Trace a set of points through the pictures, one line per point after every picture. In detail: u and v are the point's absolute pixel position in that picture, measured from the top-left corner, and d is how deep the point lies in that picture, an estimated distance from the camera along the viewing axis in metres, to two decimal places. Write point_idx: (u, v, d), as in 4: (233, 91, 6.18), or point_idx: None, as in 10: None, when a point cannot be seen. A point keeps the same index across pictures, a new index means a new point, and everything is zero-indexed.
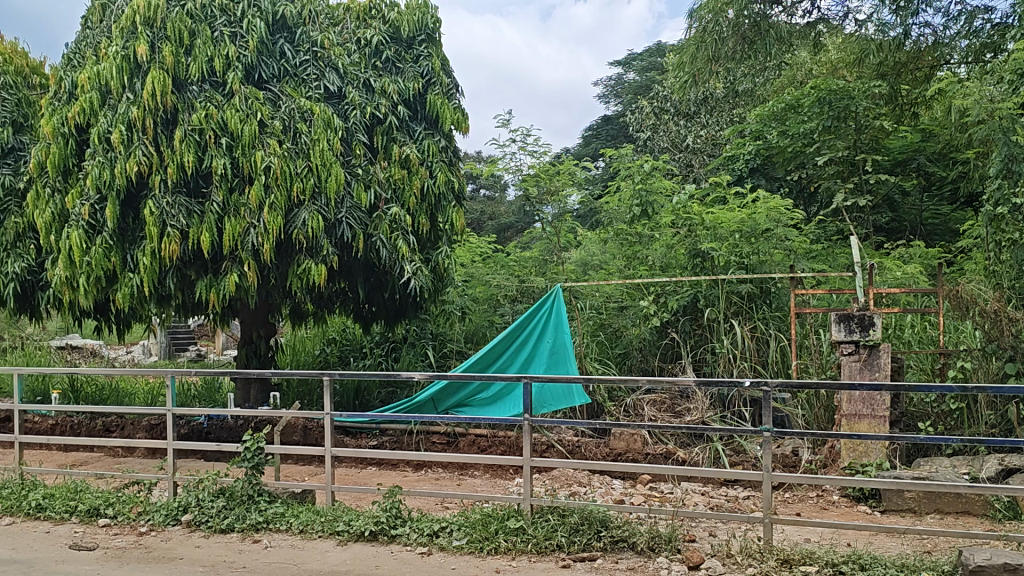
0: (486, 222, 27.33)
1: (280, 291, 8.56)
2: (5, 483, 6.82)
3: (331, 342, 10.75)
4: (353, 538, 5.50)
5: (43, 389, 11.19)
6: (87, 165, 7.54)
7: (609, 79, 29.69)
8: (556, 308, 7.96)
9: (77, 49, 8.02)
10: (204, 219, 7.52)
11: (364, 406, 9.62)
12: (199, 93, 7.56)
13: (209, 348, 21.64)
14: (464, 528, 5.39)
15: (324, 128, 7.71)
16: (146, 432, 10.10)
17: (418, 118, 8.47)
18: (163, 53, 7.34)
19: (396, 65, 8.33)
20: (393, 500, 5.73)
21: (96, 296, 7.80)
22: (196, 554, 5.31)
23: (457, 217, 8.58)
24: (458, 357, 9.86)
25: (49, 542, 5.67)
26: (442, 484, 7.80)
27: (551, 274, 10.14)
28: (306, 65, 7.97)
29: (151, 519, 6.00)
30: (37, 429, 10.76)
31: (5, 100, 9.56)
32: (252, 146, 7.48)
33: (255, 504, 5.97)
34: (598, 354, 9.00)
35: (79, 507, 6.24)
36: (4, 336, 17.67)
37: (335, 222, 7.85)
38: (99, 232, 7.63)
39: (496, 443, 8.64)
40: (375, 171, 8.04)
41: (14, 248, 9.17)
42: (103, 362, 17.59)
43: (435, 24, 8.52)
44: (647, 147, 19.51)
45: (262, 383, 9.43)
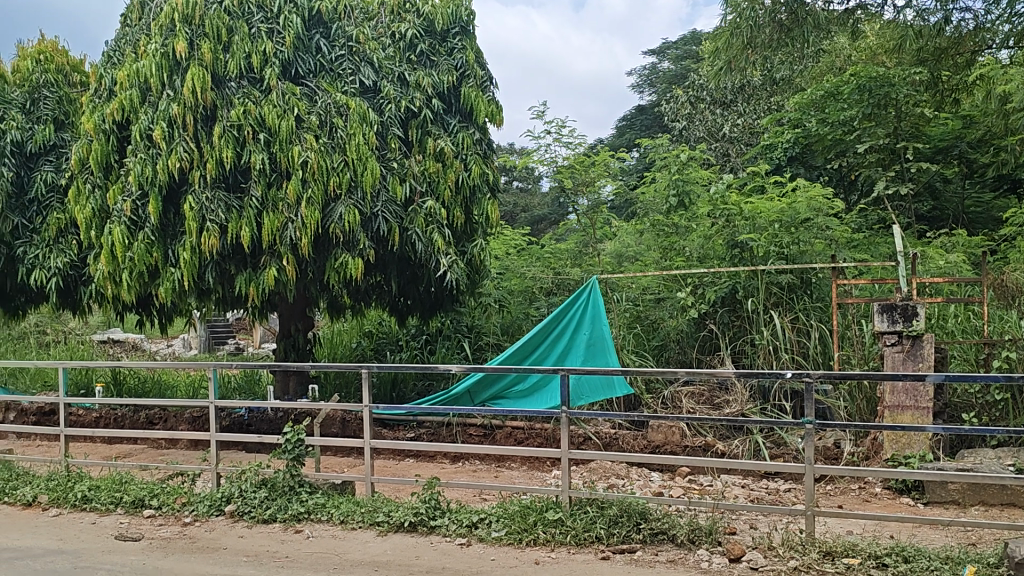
0: (520, 215, 27.35)
1: (317, 284, 8.63)
2: (53, 475, 6.96)
3: (367, 335, 10.82)
4: (393, 529, 5.54)
5: (87, 382, 11.41)
6: (128, 162, 7.67)
7: (644, 68, 29.52)
8: (592, 300, 7.94)
9: (116, 47, 8.15)
10: (244, 213, 7.59)
11: (401, 398, 9.68)
12: (238, 89, 7.63)
13: (247, 342, 21.91)
14: (503, 520, 5.39)
15: (360, 122, 7.75)
16: (188, 424, 10.26)
17: (452, 111, 8.45)
18: (202, 50, 7.44)
19: (431, 58, 8.31)
20: (432, 492, 5.76)
21: (138, 291, 7.93)
22: (240, 544, 5.38)
23: (493, 210, 8.56)
24: (494, 349, 9.87)
25: (96, 532, 5.78)
26: (480, 476, 7.84)
27: (587, 265, 10.10)
28: (341, 61, 8.01)
29: (195, 510, 6.10)
30: (82, 422, 10.99)
31: (47, 98, 9.74)
32: (289, 141, 7.56)
33: (297, 495, 6.04)
34: (635, 347, 8.95)
35: (124, 499, 6.34)
36: (49, 330, 18.06)
37: (371, 216, 7.89)
38: (141, 227, 7.76)
39: (533, 435, 8.66)
40: (411, 164, 8.06)
41: (58, 243, 9.37)
42: (145, 355, 17.90)
43: (469, 16, 8.50)
44: (682, 137, 19.40)
45: (301, 376, 9.53)
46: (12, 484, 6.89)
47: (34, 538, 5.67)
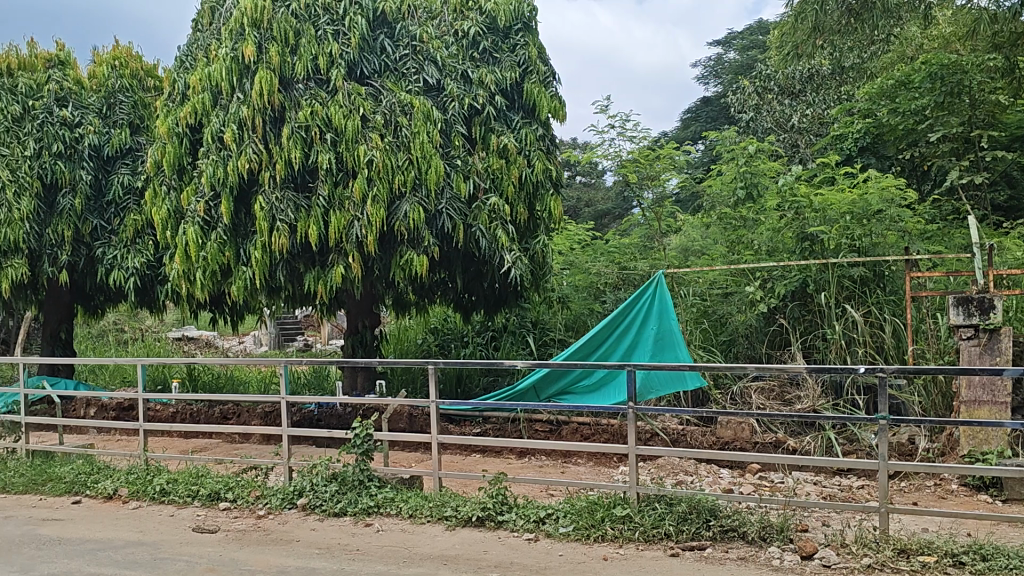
0: (583, 210, 27.24)
1: (384, 281, 8.74)
2: (133, 469, 7.17)
3: (433, 331, 10.93)
4: (461, 524, 5.59)
5: (164, 378, 11.76)
6: (201, 163, 7.88)
7: (710, 59, 29.14)
8: (659, 295, 7.87)
9: (188, 51, 8.37)
10: (312, 212, 7.74)
11: (467, 394, 9.75)
12: (305, 91, 7.76)
13: (316, 338, 22.26)
14: (571, 515, 5.40)
15: (424, 120, 7.78)
16: (261, 419, 10.51)
17: (516, 107, 8.46)
18: (270, 53, 7.60)
19: (494, 56, 8.34)
20: (499, 487, 5.80)
21: (211, 289, 8.14)
22: (312, 537, 5.49)
23: (555, 205, 8.52)
24: (559, 345, 9.87)
25: (174, 525, 5.96)
26: (547, 472, 7.85)
27: (652, 259, 10.03)
28: (405, 60, 8.07)
29: (268, 503, 6.24)
30: (160, 417, 11.33)
31: (123, 103, 10.07)
32: (355, 141, 7.66)
33: (366, 489, 6.13)
34: (702, 342, 8.93)
35: (201, 492, 6.52)
36: (126, 329, 18.64)
37: (436, 214, 7.95)
38: (214, 228, 7.97)
39: (599, 431, 8.64)
40: (474, 161, 8.09)
41: (135, 244, 9.68)
42: (219, 352, 18.35)
43: (531, 12, 8.48)
44: (749, 128, 19.10)
45: (369, 372, 9.67)
46: (93, 478, 7.12)
47: (116, 530, 5.87)
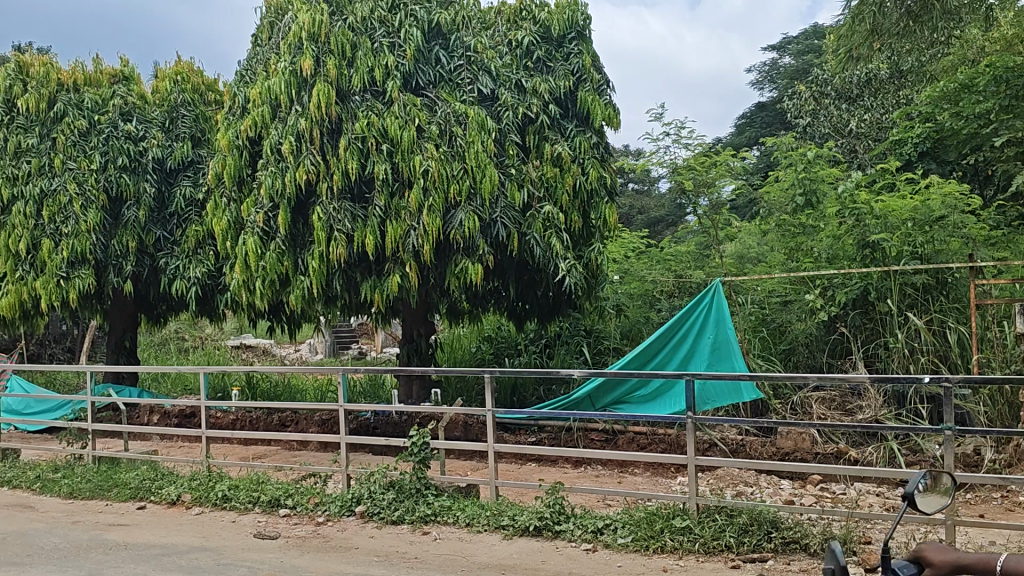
0: (635, 217, 27.08)
1: (439, 288, 8.83)
2: (195, 475, 7.31)
3: (487, 339, 10.96)
4: (519, 533, 5.60)
5: (224, 386, 12.00)
6: (261, 175, 8.03)
7: (764, 64, 28.84)
8: (716, 303, 7.79)
9: (248, 66, 8.54)
10: (368, 222, 7.83)
11: (522, 402, 9.76)
12: (362, 103, 7.88)
13: (370, 346, 22.47)
14: (629, 526, 5.37)
15: (478, 130, 7.79)
16: (318, 426, 10.65)
17: (570, 115, 8.43)
18: (327, 66, 7.73)
19: (547, 65, 8.34)
20: (556, 497, 5.77)
21: (271, 298, 8.29)
22: (371, 545, 5.54)
23: (611, 213, 8.45)
24: (615, 354, 9.83)
25: (236, 531, 6.06)
26: (603, 481, 7.84)
27: (709, 268, 9.95)
28: (460, 70, 8.11)
29: (328, 510, 6.31)
30: (220, 425, 11.55)
31: (185, 117, 10.28)
32: (411, 151, 7.73)
33: (423, 498, 6.18)
34: (761, 351, 8.86)
35: (261, 498, 6.63)
36: (187, 337, 19.04)
37: (490, 223, 7.96)
38: (273, 238, 8.12)
39: (656, 441, 8.58)
40: (529, 170, 8.11)
41: (197, 254, 9.89)
42: (276, 360, 18.63)
43: (586, 20, 8.43)
44: (805, 134, 18.84)
45: (423, 380, 9.77)
46: (157, 484, 7.28)
47: (180, 536, 5.99)
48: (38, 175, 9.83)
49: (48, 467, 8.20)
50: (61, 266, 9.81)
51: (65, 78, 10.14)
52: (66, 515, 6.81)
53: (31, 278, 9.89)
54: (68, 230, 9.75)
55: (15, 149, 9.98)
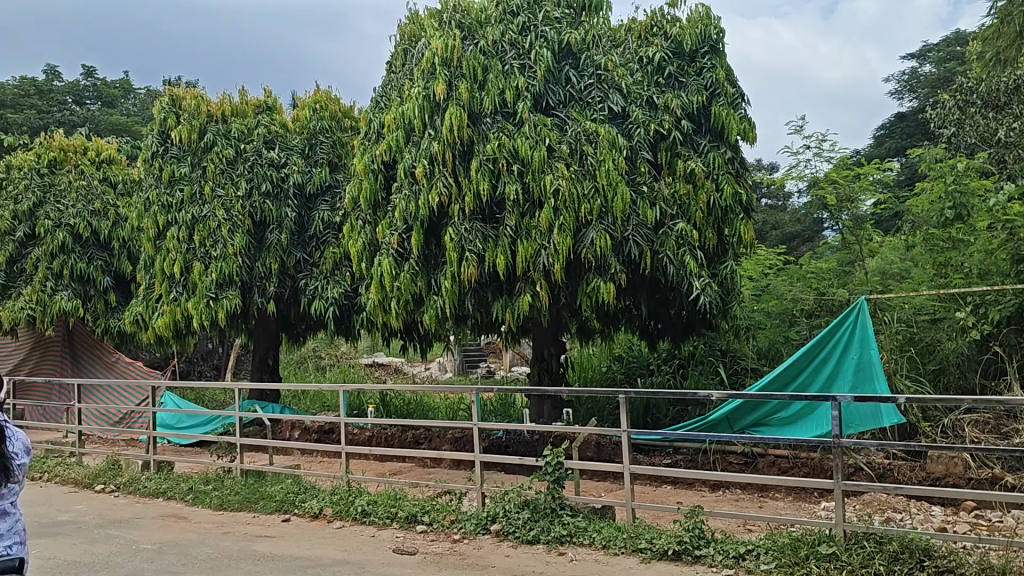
0: (769, 232, 26.40)
1: (570, 308, 8.78)
2: (336, 490, 7.51)
3: (617, 359, 10.88)
4: (657, 557, 5.50)
5: (361, 403, 12.42)
6: (395, 198, 8.28)
7: (903, 73, 27.67)
8: (861, 323, 7.54)
9: (383, 92, 8.81)
10: (499, 243, 7.90)
11: (656, 423, 9.64)
12: (493, 124, 8.00)
13: (499, 365, 22.64)
14: (773, 552, 5.19)
15: (609, 148, 7.75)
16: (451, 444, 10.85)
17: (703, 131, 8.29)
18: (459, 89, 7.89)
19: (680, 80, 8.25)
20: (695, 520, 5.66)
21: (405, 318, 8.48)
22: (507, 563, 5.56)
23: (746, 230, 8.24)
24: (753, 374, 9.62)
25: (376, 545, 6.19)
26: (743, 506, 7.71)
27: (850, 285, 9.62)
28: (590, 89, 8.10)
29: (463, 527, 6.37)
30: (357, 441, 11.92)
31: (323, 143, 10.70)
32: (541, 171, 7.74)
33: (559, 517, 6.15)
34: (909, 371, 8.46)
35: (399, 514, 6.76)
36: (325, 356, 19.74)
37: (622, 241, 7.91)
38: (407, 259, 8.31)
39: (798, 465, 8.42)
40: (661, 187, 8.01)
41: (335, 275, 10.27)
42: (409, 379, 19.06)
43: (719, 35, 8.31)
44: (951, 144, 17.95)
45: (555, 400, 9.76)
46: (301, 497, 7.53)
47: (322, 548, 6.17)
48: (190, 202, 10.38)
49: (199, 479, 8.59)
50: (211, 287, 10.25)
51: (214, 110, 10.66)
52: (216, 526, 7.13)
53: (183, 299, 10.35)
54: (217, 254, 10.25)
55: (170, 178, 10.55)
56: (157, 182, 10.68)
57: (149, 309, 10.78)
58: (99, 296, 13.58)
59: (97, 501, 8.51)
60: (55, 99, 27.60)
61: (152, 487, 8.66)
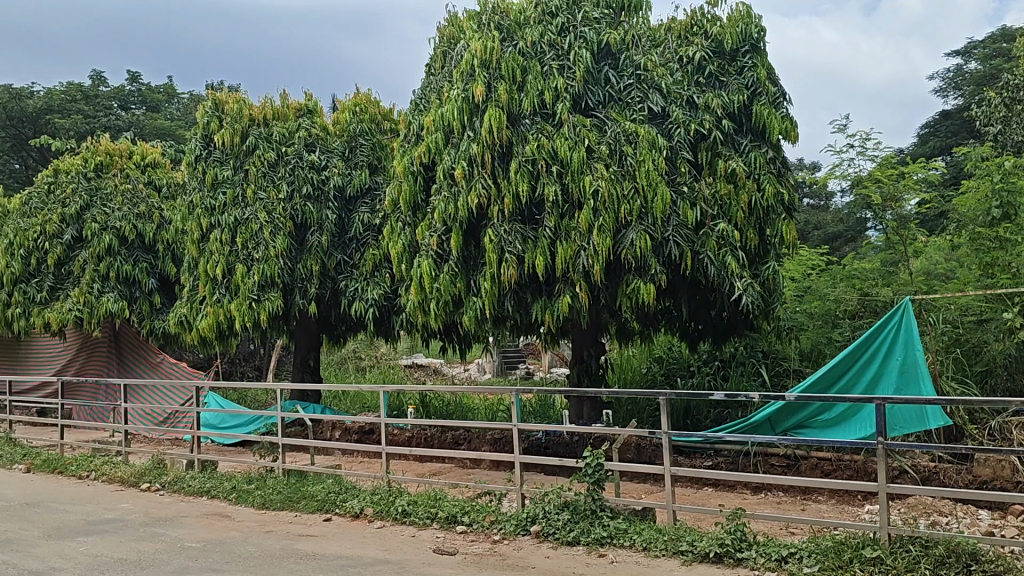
0: (811, 232, 26.09)
1: (609, 309, 8.75)
2: (377, 490, 7.56)
3: (658, 360, 10.83)
4: (698, 560, 5.46)
5: (401, 403, 12.51)
6: (434, 200, 8.31)
7: (948, 71, 27.21)
8: (905, 323, 7.37)
9: (422, 95, 8.88)
10: (538, 244, 7.89)
11: (697, 425, 9.59)
12: (532, 125, 8.00)
13: (538, 366, 22.61)
14: (816, 555, 5.13)
15: (649, 148, 7.71)
16: (490, 445, 10.89)
17: (744, 130, 8.22)
18: (498, 91, 7.92)
19: (720, 79, 8.19)
20: (737, 523, 5.60)
21: (445, 319, 8.51)
22: (547, 564, 5.56)
23: (788, 230, 8.13)
24: (795, 376, 9.52)
25: (416, 545, 6.22)
26: (785, 509, 7.63)
27: (894, 285, 9.48)
28: (630, 89, 8.06)
29: (503, 528, 6.38)
30: (397, 441, 12.01)
31: (363, 146, 10.78)
32: (581, 172, 7.71)
33: (599, 519, 6.13)
34: (955, 372, 8.33)
35: (438, 514, 6.79)
36: (365, 356, 19.89)
37: (663, 241, 7.86)
38: (446, 260, 8.34)
39: (841, 467, 8.33)
40: (701, 188, 7.93)
41: (374, 276, 10.34)
42: (448, 380, 19.13)
43: (760, 33, 8.25)
44: (997, 142, 17.61)
45: (595, 401, 9.73)
46: (342, 497, 7.58)
47: (363, 548, 6.21)
48: (233, 205, 10.55)
49: (242, 478, 8.69)
50: (253, 289, 10.36)
51: (256, 114, 10.82)
52: (259, 525, 7.20)
53: (226, 301, 10.48)
54: (259, 256, 10.35)
55: (213, 181, 10.72)
56: (200, 185, 10.84)
57: (193, 310, 10.92)
58: (144, 297, 13.79)
59: (142, 499, 8.65)
60: (101, 104, 28.13)
61: (196, 486, 8.78)
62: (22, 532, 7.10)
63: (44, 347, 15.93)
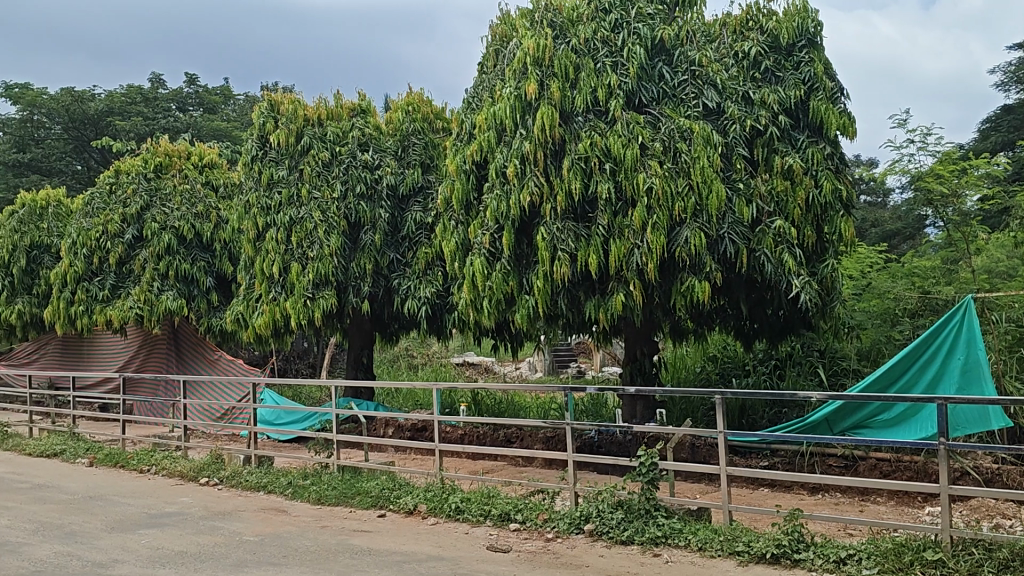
0: (868, 230, 25.56)
1: (663, 308, 8.68)
2: (430, 487, 7.59)
3: (712, 359, 10.71)
4: (755, 560, 5.39)
5: (453, 401, 12.58)
6: (487, 198, 8.34)
7: (1010, 64, 26.47)
8: (967, 322, 7.22)
9: (475, 93, 8.91)
10: (592, 241, 7.85)
11: (752, 425, 9.48)
12: (585, 123, 7.97)
13: (589, 365, 22.51)
14: (875, 557, 5.03)
15: (704, 145, 7.63)
16: (543, 443, 10.89)
17: (801, 126, 8.09)
18: (551, 89, 7.93)
19: (777, 74, 8.06)
20: (794, 523, 5.52)
21: (497, 317, 8.52)
22: (601, 563, 5.53)
23: (847, 227, 7.96)
24: (853, 376, 9.36)
25: (470, 542, 6.23)
26: (843, 509, 7.50)
27: (957, 283, 9.28)
28: (685, 85, 8.01)
29: (556, 526, 6.37)
30: (449, 439, 12.08)
31: (416, 145, 10.84)
32: (635, 169, 7.67)
33: (653, 519, 6.09)
34: (1020, 373, 8.14)
35: (492, 512, 6.80)
36: (417, 355, 20.01)
37: (718, 239, 7.77)
38: (498, 258, 8.35)
39: (901, 468, 8.18)
40: (758, 184, 7.86)
41: (427, 275, 10.39)
42: (499, 378, 19.15)
43: (817, 27, 8.11)
44: None
45: (648, 401, 9.66)
46: (396, 493, 7.64)
47: (416, 544, 6.25)
48: (288, 204, 10.69)
49: (298, 474, 8.79)
50: (308, 287, 10.47)
51: (311, 114, 10.95)
52: (315, 520, 7.28)
53: (282, 299, 10.61)
54: (314, 255, 10.45)
55: (268, 181, 10.88)
56: (256, 185, 11.00)
57: (249, 308, 11.08)
58: (202, 295, 14.03)
59: (201, 493, 8.81)
60: (159, 105, 28.72)
61: (253, 481, 8.91)
62: (86, 524, 7.27)
63: (106, 344, 16.32)
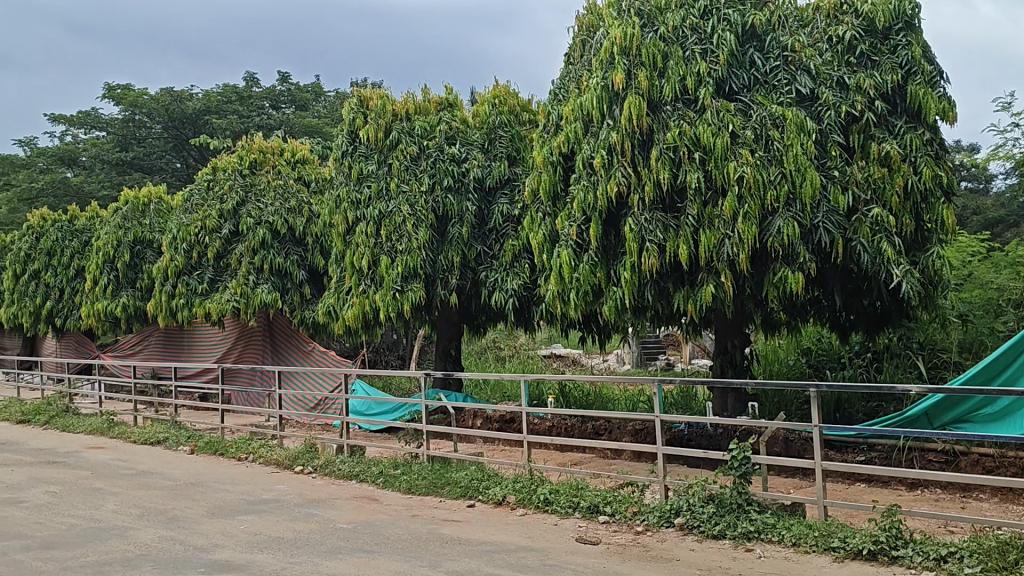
0: (970, 218, 24.53)
1: (755, 299, 8.52)
2: (518, 478, 7.61)
3: (806, 352, 10.47)
4: (851, 556, 5.26)
5: (540, 394, 12.63)
6: (574, 189, 8.30)
7: None
8: None
9: (562, 84, 8.91)
10: (680, 232, 7.74)
11: (848, 419, 9.21)
12: (673, 112, 7.86)
13: (678, 358, 22.20)
14: (978, 555, 4.84)
15: (797, 132, 7.44)
16: (632, 436, 10.84)
17: (899, 111, 7.81)
18: (638, 78, 7.83)
19: (872, 58, 7.77)
20: (892, 520, 5.36)
21: (585, 309, 8.48)
22: (692, 557, 5.48)
23: (949, 214, 7.66)
24: (955, 369, 9.02)
25: (559, 534, 6.24)
26: (944, 506, 7.25)
27: None
28: (777, 72, 7.84)
29: (647, 519, 6.33)
30: (536, 431, 12.16)
31: (502, 138, 10.87)
32: (725, 158, 7.53)
33: (746, 513, 5.98)
34: None
35: (581, 503, 6.78)
36: (504, 346, 20.12)
37: (812, 228, 7.58)
38: (587, 250, 8.30)
39: (1005, 464, 7.86)
40: (854, 171, 7.61)
41: (514, 267, 10.44)
42: (586, 370, 19.07)
43: (914, 9, 7.80)
44: None
45: (739, 394, 9.49)
46: (485, 483, 7.69)
47: (506, 534, 6.29)
48: (377, 199, 10.86)
49: (389, 463, 8.94)
50: (397, 280, 10.62)
51: (399, 109, 11.08)
52: (406, 509, 7.40)
53: (372, 291, 10.77)
54: (403, 248, 10.59)
55: (358, 176, 11.07)
56: (346, 180, 11.22)
57: (340, 301, 11.30)
58: (295, 289, 14.33)
59: (297, 481, 9.05)
60: (254, 104, 29.49)
61: (346, 470, 9.10)
62: (188, 510, 7.54)
63: (205, 335, 16.89)
